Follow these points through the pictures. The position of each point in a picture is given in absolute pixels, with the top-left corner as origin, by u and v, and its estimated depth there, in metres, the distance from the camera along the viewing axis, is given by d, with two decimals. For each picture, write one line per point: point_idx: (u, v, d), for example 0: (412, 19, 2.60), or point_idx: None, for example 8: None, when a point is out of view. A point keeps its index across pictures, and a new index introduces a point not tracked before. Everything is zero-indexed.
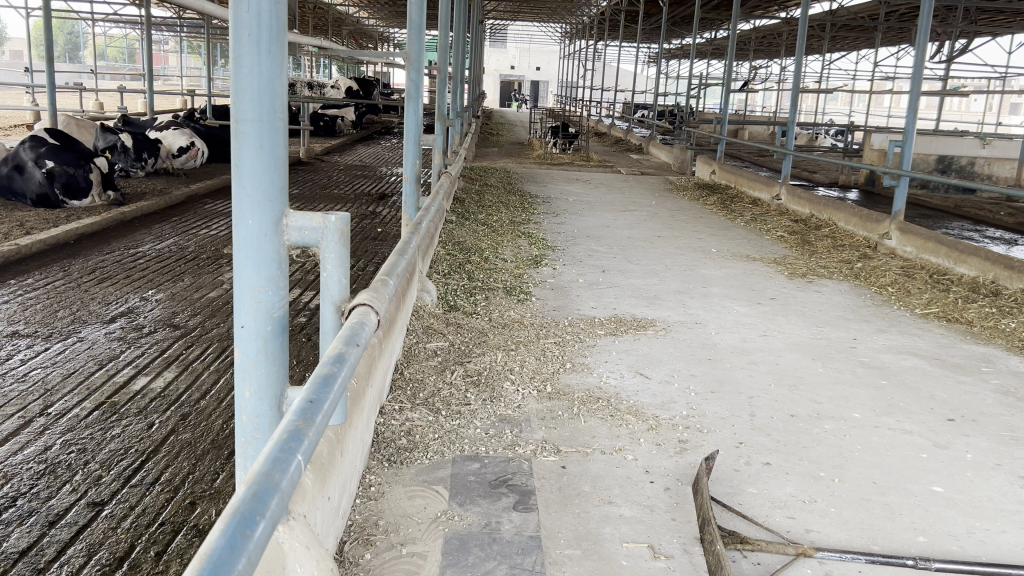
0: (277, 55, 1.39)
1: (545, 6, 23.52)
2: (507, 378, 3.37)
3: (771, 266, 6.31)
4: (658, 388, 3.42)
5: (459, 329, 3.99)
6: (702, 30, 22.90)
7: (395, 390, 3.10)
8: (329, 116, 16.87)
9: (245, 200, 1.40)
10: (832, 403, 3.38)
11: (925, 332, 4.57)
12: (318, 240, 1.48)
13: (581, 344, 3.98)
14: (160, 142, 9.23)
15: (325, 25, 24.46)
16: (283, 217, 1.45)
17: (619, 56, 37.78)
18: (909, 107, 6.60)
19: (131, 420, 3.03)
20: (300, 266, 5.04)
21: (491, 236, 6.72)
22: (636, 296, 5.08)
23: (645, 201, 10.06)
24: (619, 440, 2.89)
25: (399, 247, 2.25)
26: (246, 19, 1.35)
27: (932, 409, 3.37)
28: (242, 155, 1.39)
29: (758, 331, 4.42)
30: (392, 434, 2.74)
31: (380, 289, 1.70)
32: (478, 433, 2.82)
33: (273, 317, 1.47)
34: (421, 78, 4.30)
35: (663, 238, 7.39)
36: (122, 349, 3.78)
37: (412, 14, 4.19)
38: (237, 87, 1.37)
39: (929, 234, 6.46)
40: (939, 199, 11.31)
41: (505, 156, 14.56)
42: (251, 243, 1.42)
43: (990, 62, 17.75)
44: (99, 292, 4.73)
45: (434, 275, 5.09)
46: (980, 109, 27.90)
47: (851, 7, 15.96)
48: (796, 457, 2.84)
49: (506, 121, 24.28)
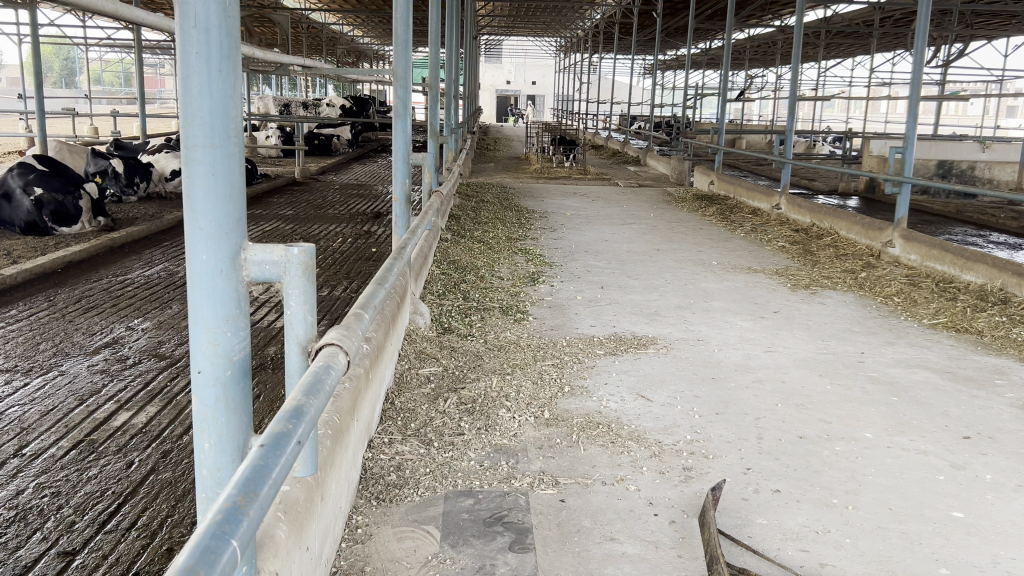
0: (231, 72, 1.27)
1: (540, 21, 23.55)
2: (503, 405, 3.22)
3: (774, 278, 6.18)
4: (661, 411, 3.28)
5: (453, 352, 3.85)
6: (696, 40, 22.88)
7: (385, 421, 2.97)
8: (324, 135, 16.81)
9: (197, 233, 1.28)
10: (842, 422, 3.24)
11: (934, 344, 4.43)
12: (281, 276, 1.36)
13: (580, 366, 3.85)
14: (152, 165, 9.08)
15: (320, 43, 24.43)
16: (241, 251, 1.32)
17: (615, 67, 37.87)
18: (910, 113, 6.48)
19: (110, 459, 2.89)
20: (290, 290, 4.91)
21: (487, 253, 6.60)
22: (636, 313, 4.95)
23: (644, 213, 9.97)
24: (620, 469, 2.75)
25: (380, 274, 2.13)
26: (193, 35, 1.22)
27: (946, 426, 3.23)
28: (191, 185, 1.27)
29: (762, 348, 4.28)
30: (381, 470, 2.60)
31: (354, 322, 1.57)
32: (472, 466, 2.69)
33: (232, 360, 1.34)
34: (408, 96, 4.16)
35: (663, 252, 7.26)
36: (104, 383, 3.65)
37: (397, 29, 4.05)
38: (186, 110, 1.25)
39: (934, 242, 6.32)
40: (941, 205, 11.19)
41: (502, 171, 14.46)
42: (205, 280, 1.29)
43: (986, 66, 17.76)
44: (84, 322, 4.61)
45: (429, 296, 4.96)
46: (978, 113, 27.81)
47: (846, 14, 15.89)
48: (807, 482, 2.70)
49: (503, 135, 24.21)
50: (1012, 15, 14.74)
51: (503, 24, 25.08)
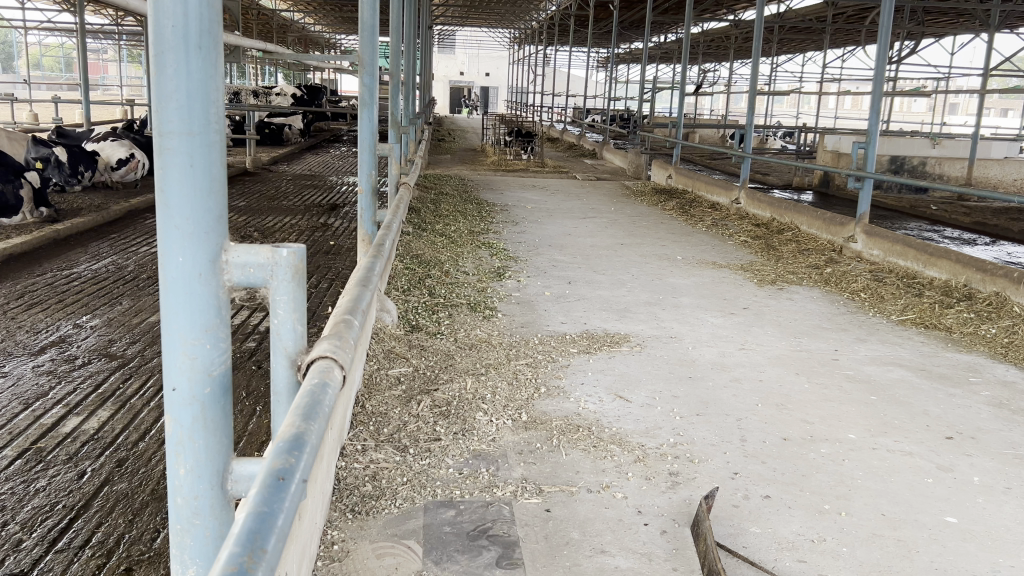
0: (212, 51, 1.13)
1: (494, 11, 23.33)
2: (479, 408, 3.08)
3: (740, 273, 6.15)
4: (641, 413, 3.18)
5: (423, 352, 3.71)
6: (651, 34, 22.97)
7: (357, 425, 2.82)
8: (276, 124, 16.45)
9: (172, 232, 1.13)
10: (824, 423, 3.18)
11: (906, 341, 4.42)
12: (267, 280, 1.20)
13: (555, 365, 3.73)
14: (97, 154, 8.73)
15: (271, 31, 23.93)
16: (222, 251, 1.17)
17: (569, 59, 37.85)
18: (873, 109, 6.47)
19: (59, 469, 2.68)
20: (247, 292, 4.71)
21: (450, 247, 6.45)
22: (606, 309, 4.86)
23: (604, 207, 9.91)
24: (604, 475, 2.64)
25: (360, 276, 1.99)
26: (169, 7, 1.08)
27: (928, 427, 3.19)
28: (166, 177, 1.12)
29: (736, 345, 4.22)
30: (355, 480, 2.45)
31: (344, 333, 1.41)
32: (450, 474, 2.55)
33: (212, 376, 1.19)
34: (374, 83, 3.99)
35: (627, 246, 7.19)
36: (52, 386, 3.42)
37: (363, 15, 3.87)
38: (160, 94, 1.11)
39: (896, 237, 6.35)
40: (895, 200, 11.36)
41: (458, 163, 14.28)
42: (181, 286, 1.15)
43: (934, 64, 18.04)
44: (27, 319, 4.35)
45: (393, 292, 4.81)
46: (923, 110, 28.43)
47: (800, 10, 16.03)
48: (796, 487, 2.62)
49: (459, 127, 24.03)
50: (960, 13, 15.01)
51: (457, 14, 24.80)
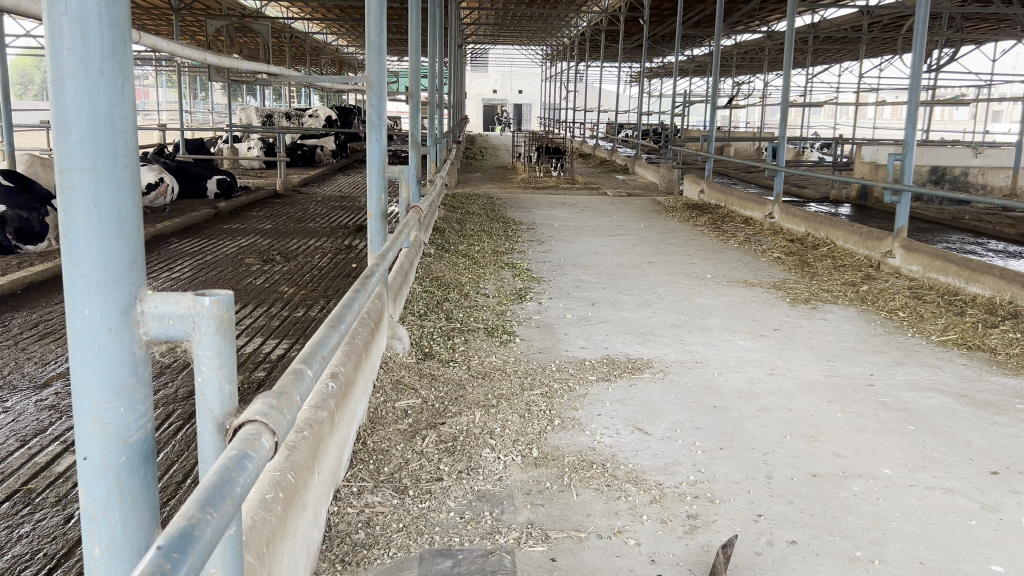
0: (120, 71, 1.00)
1: (524, 29, 23.28)
2: (487, 444, 2.93)
3: (771, 292, 5.92)
4: (660, 447, 2.99)
5: (433, 382, 3.57)
6: (683, 48, 22.77)
7: (355, 464, 2.67)
8: (308, 146, 16.50)
9: (77, 281, 1.00)
10: (858, 457, 2.96)
11: (947, 363, 4.17)
12: (189, 333, 1.08)
13: (571, 394, 3.55)
14: None
15: (304, 53, 24.12)
16: (137, 302, 1.04)
17: (602, 75, 37.80)
18: (910, 118, 6.19)
19: (46, 513, 2.57)
20: (260, 330, 4.63)
21: (472, 269, 6.31)
22: (630, 333, 4.66)
23: (633, 223, 9.71)
24: (617, 519, 2.46)
25: (335, 313, 1.87)
26: (66, 25, 0.95)
27: (971, 460, 2.96)
28: (68, 219, 0.98)
29: (765, 371, 4.00)
30: (348, 527, 2.30)
31: (291, 387, 1.26)
32: (451, 519, 2.40)
33: (127, 443, 1.05)
34: (382, 104, 3.85)
35: (655, 264, 6.99)
36: (51, 421, 3.32)
37: (369, 34, 3.75)
38: (57, 122, 0.97)
39: (936, 251, 6.07)
40: (937, 212, 11.01)
41: (487, 181, 14.18)
42: (88, 343, 1.01)
43: (975, 71, 17.55)
44: (38, 350, 4.28)
45: (409, 317, 4.68)
46: (965, 118, 27.77)
47: (835, 20, 15.72)
48: (826, 531, 2.42)
49: (491, 145, 24.02)
50: (1002, 18, 14.56)
51: (489, 32, 24.78)
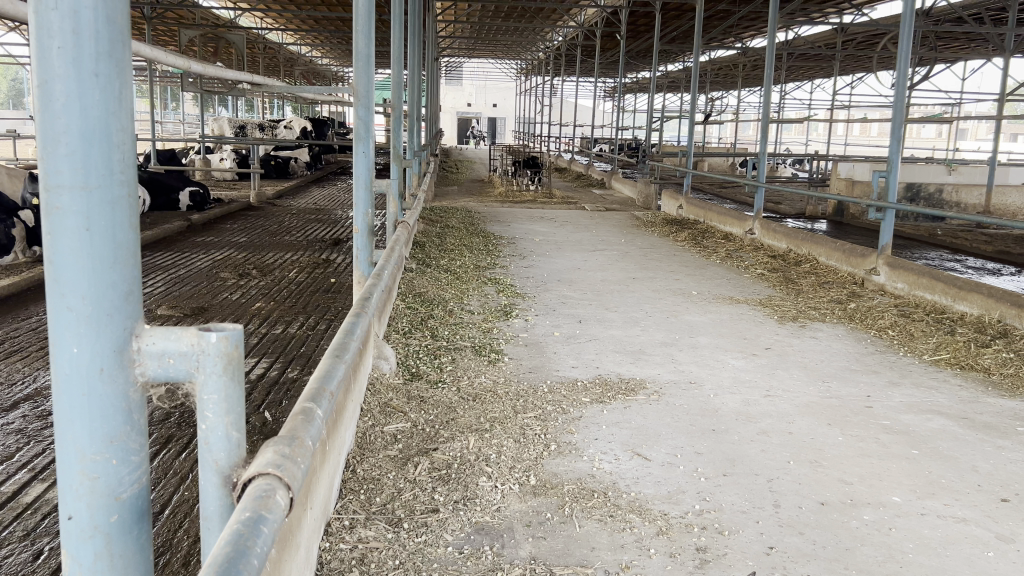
0: (117, 75, 0.95)
1: (499, 42, 23.20)
2: (483, 471, 2.79)
3: (757, 309, 5.86)
4: (662, 474, 2.88)
5: (423, 405, 3.43)
6: (658, 64, 22.82)
7: (345, 495, 2.53)
8: (281, 157, 16.26)
9: (66, 314, 0.95)
10: (864, 483, 2.87)
11: (942, 384, 4.11)
12: (192, 373, 1.03)
13: (565, 417, 3.44)
14: None
15: (278, 62, 23.88)
16: (132, 338, 1.00)
17: (577, 88, 37.84)
18: (895, 134, 6.16)
19: (14, 548, 2.40)
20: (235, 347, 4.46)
21: (455, 284, 6.18)
22: (620, 351, 4.56)
23: (614, 238, 9.64)
24: (623, 552, 2.34)
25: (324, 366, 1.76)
26: (55, 22, 0.89)
27: (980, 487, 2.88)
28: (56, 245, 0.93)
29: (761, 392, 3.91)
30: (341, 564, 2.16)
31: (287, 448, 1.23)
32: (449, 554, 2.27)
33: (119, 500, 1.02)
34: (370, 116, 3.73)
35: (639, 280, 6.90)
36: (18, 447, 3.14)
37: (357, 43, 3.63)
38: (45, 133, 0.91)
39: (922, 269, 6.05)
40: (913, 228, 11.07)
41: (465, 195, 14.08)
42: (77, 387, 0.97)
43: (944, 90, 17.71)
44: (4, 369, 4.08)
45: (393, 334, 4.55)
46: (934, 138, 28.11)
47: (810, 37, 15.80)
48: (841, 565, 2.32)
49: (466, 158, 23.88)
50: (973, 37, 14.70)
51: (464, 45, 24.68)
